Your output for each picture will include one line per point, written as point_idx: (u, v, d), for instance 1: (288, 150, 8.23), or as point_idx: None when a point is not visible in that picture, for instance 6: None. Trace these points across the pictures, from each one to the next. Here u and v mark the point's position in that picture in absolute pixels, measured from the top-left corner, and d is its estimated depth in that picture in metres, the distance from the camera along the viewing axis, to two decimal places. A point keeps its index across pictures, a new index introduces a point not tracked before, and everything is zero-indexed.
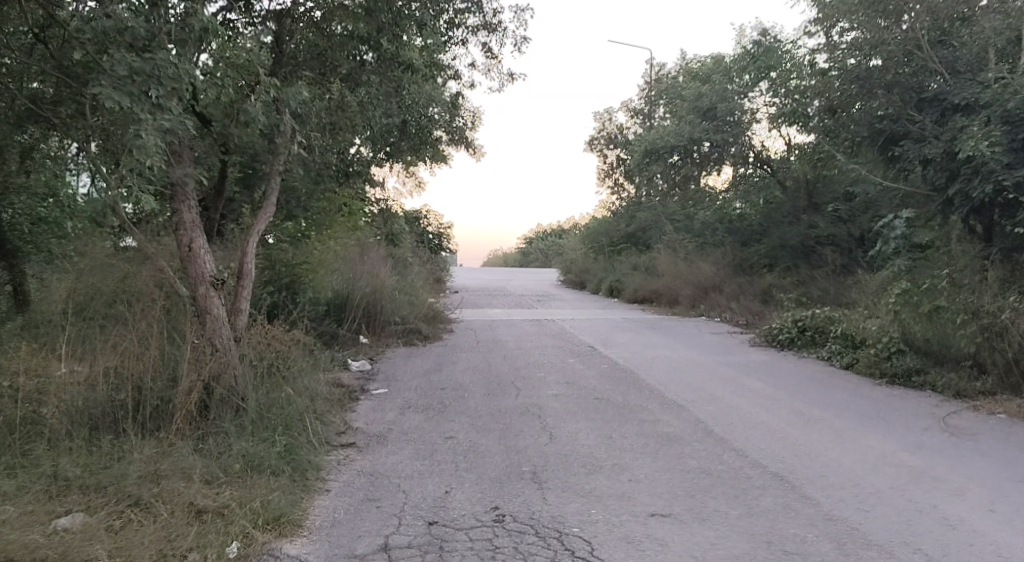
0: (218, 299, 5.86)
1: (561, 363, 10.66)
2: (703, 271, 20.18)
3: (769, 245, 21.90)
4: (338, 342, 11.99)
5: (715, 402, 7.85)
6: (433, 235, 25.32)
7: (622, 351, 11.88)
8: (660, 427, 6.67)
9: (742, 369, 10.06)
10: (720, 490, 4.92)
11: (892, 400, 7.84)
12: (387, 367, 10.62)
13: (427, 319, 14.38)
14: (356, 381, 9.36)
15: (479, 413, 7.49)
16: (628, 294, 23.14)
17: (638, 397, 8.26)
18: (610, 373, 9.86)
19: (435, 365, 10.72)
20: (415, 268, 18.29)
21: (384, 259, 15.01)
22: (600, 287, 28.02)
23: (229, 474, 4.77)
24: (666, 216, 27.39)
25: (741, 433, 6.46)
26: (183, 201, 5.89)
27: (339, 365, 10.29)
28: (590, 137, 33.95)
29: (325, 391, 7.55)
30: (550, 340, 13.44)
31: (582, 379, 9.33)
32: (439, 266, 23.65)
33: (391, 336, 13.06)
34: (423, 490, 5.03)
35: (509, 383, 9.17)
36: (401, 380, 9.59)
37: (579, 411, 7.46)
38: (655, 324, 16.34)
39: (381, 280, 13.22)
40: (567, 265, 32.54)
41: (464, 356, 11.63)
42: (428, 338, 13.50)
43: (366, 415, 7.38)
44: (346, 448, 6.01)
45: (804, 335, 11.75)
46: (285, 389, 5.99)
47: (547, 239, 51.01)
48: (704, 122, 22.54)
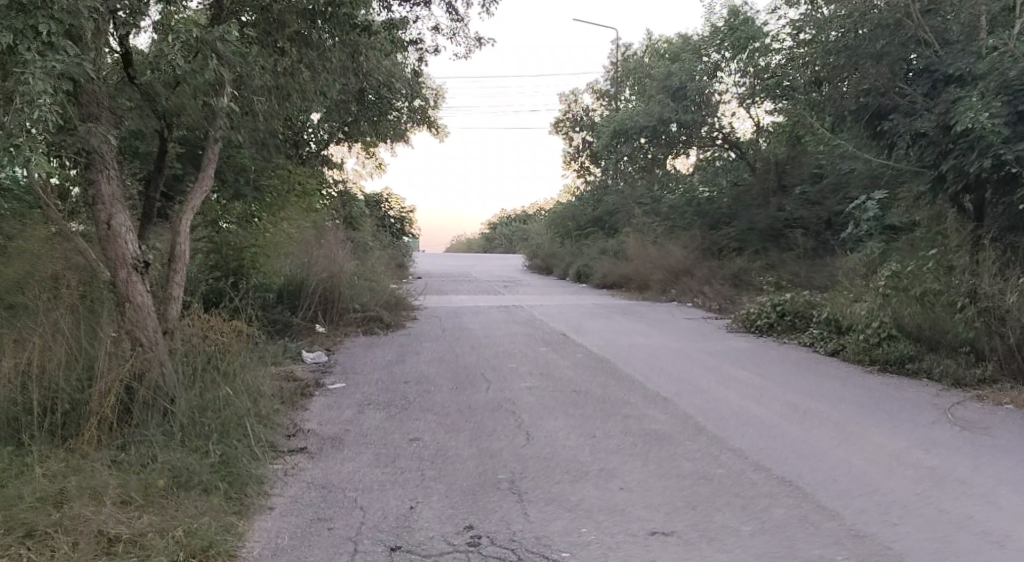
0: (142, 284, 5.03)
1: (534, 353, 10.00)
2: (674, 255, 19.72)
3: (739, 228, 21.55)
4: (292, 331, 11.18)
5: (701, 395, 7.27)
6: (395, 219, 24.48)
7: (597, 339, 11.28)
8: (646, 425, 6.05)
9: (724, 357, 9.53)
10: (725, 501, 4.29)
11: (889, 390, 7.34)
12: (346, 358, 9.85)
13: (389, 307, 13.60)
14: (310, 374, 8.61)
15: (448, 410, 6.79)
16: (596, 279, 22.61)
17: (618, 388, 7.65)
18: (585, 362, 9.26)
19: (398, 356, 9.98)
20: (377, 252, 17.49)
21: (344, 242, 14.19)
22: (567, 272, 27.47)
23: (150, 493, 3.99)
24: (633, 199, 26.95)
25: (735, 429, 5.88)
26: (102, 170, 5.02)
27: (292, 357, 9.50)
28: (556, 119, 33.26)
29: (273, 388, 6.77)
30: (520, 328, 12.78)
31: (556, 371, 8.69)
32: (401, 251, 22.81)
33: (350, 324, 12.26)
34: (384, 507, 4.31)
35: (478, 375, 8.49)
36: (361, 373, 8.83)
37: (557, 407, 6.81)
38: (627, 310, 15.81)
39: (338, 264, 12.41)
40: (532, 250, 31.90)
41: (430, 345, 10.89)
42: (390, 326, 12.73)
43: (321, 414, 6.63)
44: (295, 455, 5.25)
45: (783, 321, 11.24)
46: (223, 387, 5.18)
47: (511, 224, 50.42)
48: (673, 102, 21.95)
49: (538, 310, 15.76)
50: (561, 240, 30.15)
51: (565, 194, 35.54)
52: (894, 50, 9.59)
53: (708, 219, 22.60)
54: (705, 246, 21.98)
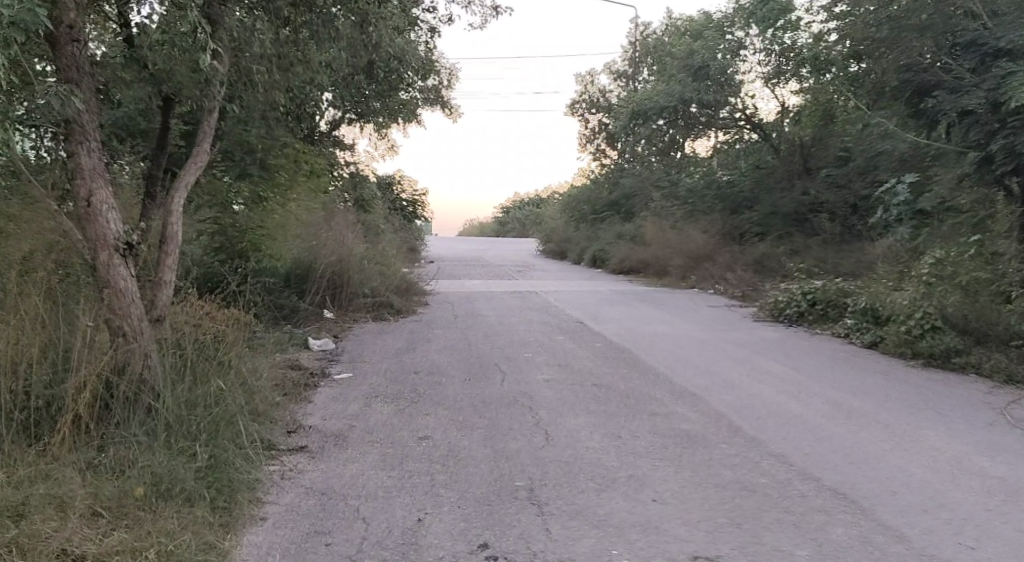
0: (126, 268, 4.57)
1: (551, 342, 9.52)
2: (694, 241, 19.14)
3: (761, 212, 20.91)
4: (299, 317, 10.75)
5: (733, 390, 6.77)
6: (407, 201, 24.02)
7: (616, 328, 10.78)
8: (676, 424, 5.56)
9: (752, 349, 9.01)
10: (774, 517, 3.80)
11: (936, 387, 6.80)
12: (354, 346, 9.39)
13: (400, 292, 13.15)
14: (316, 363, 8.20)
15: (460, 405, 6.31)
16: (612, 264, 22.07)
17: (643, 382, 7.15)
18: (606, 353, 8.76)
19: (409, 344, 9.53)
20: (388, 235, 17.05)
21: (354, 224, 13.75)
22: (582, 257, 26.89)
23: (126, 504, 3.54)
24: (651, 182, 26.34)
25: (774, 431, 5.38)
26: (82, 141, 4.55)
27: (298, 345, 9.07)
28: (572, 100, 32.56)
29: (271, 379, 6.32)
30: (536, 315, 12.29)
31: (575, 361, 8.21)
32: (414, 235, 22.36)
33: (360, 311, 11.82)
34: (389, 518, 3.84)
35: (492, 366, 8.02)
36: (370, 361, 8.40)
37: (577, 403, 6.32)
38: (646, 296, 15.29)
39: (348, 248, 11.97)
40: (547, 234, 31.36)
41: (443, 333, 10.44)
42: (400, 312, 12.28)
43: (325, 407, 6.17)
44: (293, 455, 4.79)
45: (814, 309, 10.73)
46: (215, 381, 4.72)
47: (525, 208, 49.87)
48: (695, 82, 21.48)
49: (553, 296, 15.30)
50: (577, 224, 29.58)
51: (580, 178, 34.91)
52: (939, 21, 8.97)
53: (729, 203, 21.99)
54: (725, 230, 21.36)
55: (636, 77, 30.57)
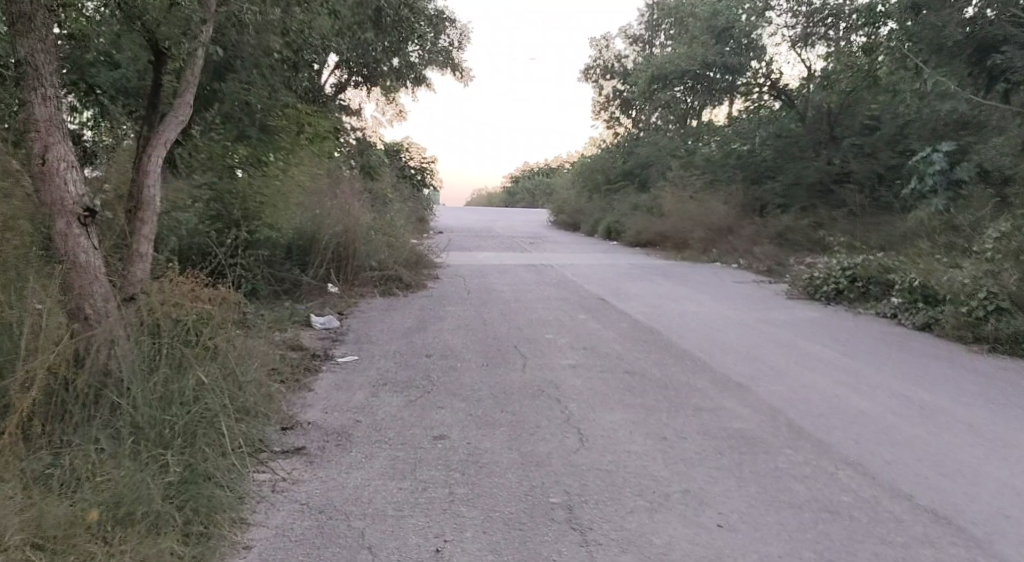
0: (88, 239, 3.87)
1: (572, 321, 8.81)
2: (715, 213, 18.32)
3: (784, 183, 20.05)
4: (302, 292, 10.06)
5: (782, 380, 6.05)
6: (415, 169, 23.23)
7: (641, 305, 10.06)
8: (726, 423, 4.85)
9: (793, 331, 8.28)
10: (873, 551, 3.10)
11: (1011, 378, 6.07)
12: (359, 324, 8.70)
13: (409, 265, 12.44)
14: (319, 344, 7.54)
15: (478, 395, 5.63)
16: (628, 236, 21.27)
17: (679, 369, 6.45)
18: (633, 333, 8.05)
19: (419, 322, 8.85)
20: (396, 204, 16.32)
21: (360, 192, 13.03)
22: (596, 229, 26.09)
23: (75, 534, 2.86)
24: (668, 151, 25.43)
25: (843, 433, 4.67)
26: (36, 87, 3.78)
27: (299, 324, 8.39)
28: (586, 66, 31.49)
29: (266, 365, 5.62)
30: (553, 290, 11.58)
31: (601, 344, 7.51)
32: (422, 204, 21.60)
33: (366, 285, 11.13)
34: (401, 547, 3.15)
35: (511, 349, 7.32)
36: (377, 342, 7.71)
37: (610, 394, 5.62)
38: (666, 270, 14.56)
39: (354, 217, 11.23)
40: (558, 205, 30.52)
41: (456, 310, 9.73)
42: (409, 286, 11.60)
43: (327, 398, 5.48)
44: (288, 460, 4.11)
45: (855, 287, 9.98)
46: (196, 372, 4.02)
47: (534, 178, 48.97)
48: (719, 44, 20.77)
49: (570, 270, 14.57)
50: (589, 194, 28.71)
51: (593, 147, 33.96)
52: None
53: (751, 174, 21.11)
54: (746, 202, 20.51)
55: (653, 41, 29.49)
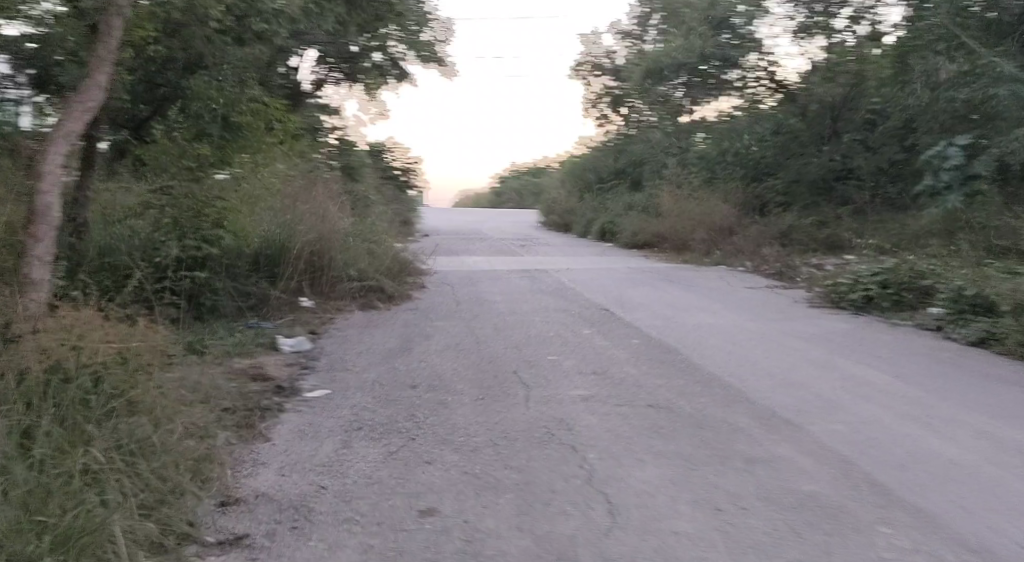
0: None
1: (577, 340, 7.79)
2: (716, 213, 17.36)
3: (785, 180, 19.32)
4: (271, 308, 8.89)
5: (837, 413, 5.05)
6: (399, 170, 22.17)
7: (650, 317, 9.06)
8: (789, 482, 3.84)
9: (827, 346, 7.31)
10: None
11: None
12: (335, 345, 7.63)
13: (391, 275, 11.33)
14: (287, 375, 6.46)
15: (474, 442, 4.58)
16: (623, 238, 20.25)
17: (711, 399, 5.44)
18: (647, 353, 7.05)
19: (403, 342, 7.79)
20: (378, 207, 15.24)
21: (338, 194, 11.94)
22: (588, 230, 25.05)
23: None
24: (662, 148, 24.54)
25: (943, 496, 3.68)
26: None
27: (264, 348, 7.30)
28: (574, 62, 30.49)
29: (208, 417, 4.59)
30: (551, 301, 10.53)
31: (614, 369, 6.48)
32: (407, 206, 20.53)
33: (344, 297, 9.97)
34: None
35: (509, 377, 6.27)
36: (353, 369, 6.64)
37: (634, 438, 4.59)
38: (669, 275, 13.56)
39: (330, 222, 10.11)
40: (547, 206, 29.47)
41: (445, 326, 8.66)
42: (392, 298, 10.47)
43: (288, 452, 4.41)
44: (226, 556, 3.03)
45: (886, 294, 9.06)
46: (86, 456, 3.01)
47: (522, 178, 47.98)
48: (717, 34, 19.37)
49: (566, 276, 13.54)
50: (580, 194, 27.72)
51: (581, 146, 32.95)
52: None
53: (751, 171, 20.24)
54: (747, 200, 19.60)
55: (643, 36, 28.70)
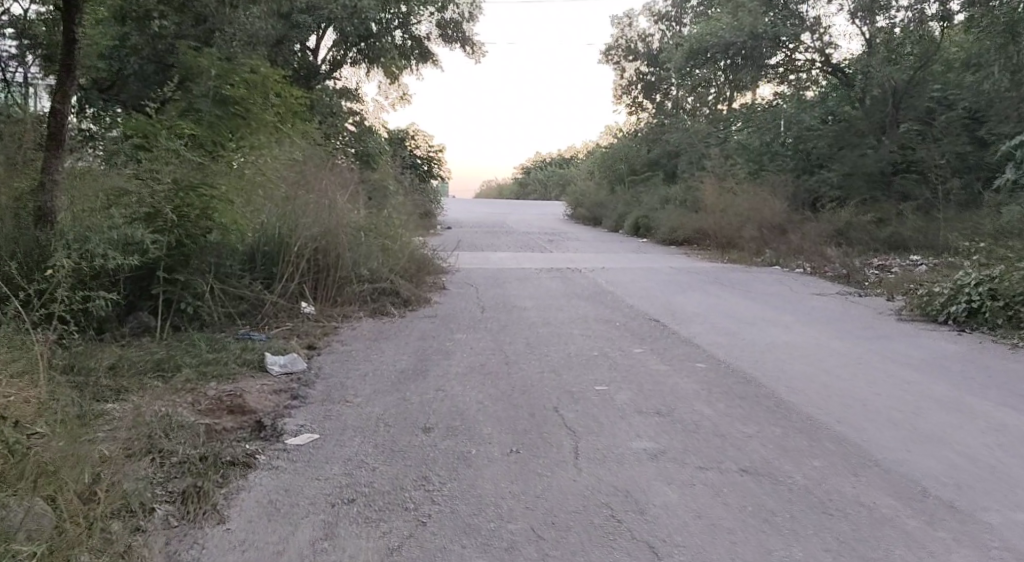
0: None
1: (630, 364, 6.39)
2: (768, 208, 15.82)
3: (840, 172, 17.72)
4: (265, 315, 7.58)
5: (1014, 496, 3.64)
6: (421, 159, 20.88)
7: (710, 331, 7.65)
8: None
9: (946, 379, 5.86)
10: None
11: None
12: (335, 365, 6.30)
13: (406, 276, 10.01)
14: (272, 409, 5.15)
15: (511, 535, 3.23)
16: (661, 233, 18.75)
17: (828, 466, 4.03)
18: (723, 386, 5.64)
19: (419, 361, 6.48)
20: (397, 197, 13.92)
21: (352, 184, 10.64)
22: (620, 224, 23.55)
23: None
24: (701, 138, 23.01)
25: None
26: None
27: (249, 369, 6.02)
28: (607, 45, 28.92)
29: (130, 494, 3.43)
30: (592, 308, 9.14)
31: (683, 408, 5.08)
32: (428, 197, 19.20)
33: (352, 302, 8.61)
34: None
35: (552, 418, 4.89)
36: (354, 401, 5.31)
37: (740, 534, 3.21)
38: (721, 279, 12.07)
39: (339, 215, 8.79)
40: (575, 197, 28.01)
41: (470, 342, 7.31)
42: (408, 304, 9.12)
43: (244, 550, 3.11)
44: None
45: (996, 309, 7.61)
46: None
47: (547, 170, 46.57)
48: (768, 12, 17.71)
49: (604, 278, 12.10)
50: (611, 186, 26.26)
51: (611, 135, 31.35)
52: None
53: (800, 163, 18.66)
54: (797, 194, 18.01)
55: (680, 19, 27.25)
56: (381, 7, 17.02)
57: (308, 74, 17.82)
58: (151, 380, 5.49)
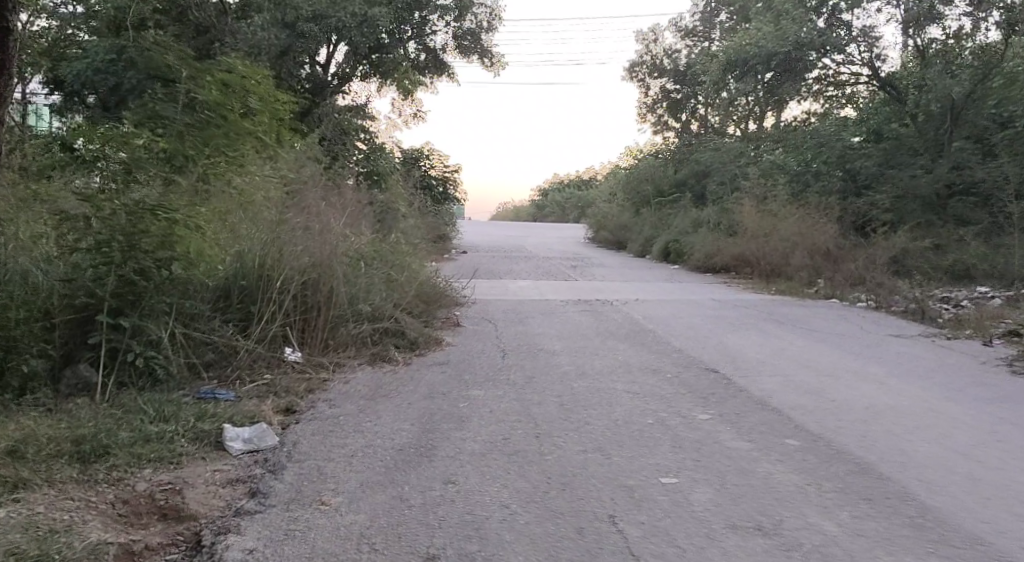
0: None
1: (698, 440, 4.91)
2: (816, 233, 14.33)
3: (891, 194, 16.18)
4: (237, 366, 6.20)
5: None
6: (436, 180, 19.62)
7: (789, 389, 6.13)
8: None
9: None
10: None
11: None
12: (316, 439, 4.87)
13: (415, 311, 8.58)
14: (218, 515, 3.77)
15: None
16: (694, 259, 17.28)
17: None
18: (835, 482, 4.14)
19: (424, 433, 5.03)
20: (408, 220, 12.59)
21: (355, 204, 9.28)
22: (646, 249, 22.13)
23: None
24: (733, 157, 21.60)
25: None
26: None
27: (202, 448, 4.63)
28: (631, 62, 27.69)
29: None
30: (633, 354, 7.68)
31: (792, 523, 3.60)
32: (443, 219, 17.89)
33: (348, 345, 7.18)
34: None
35: (610, 539, 3.42)
36: (331, 501, 3.87)
37: None
38: (775, 314, 10.54)
39: (333, 240, 7.39)
40: (597, 220, 26.65)
41: (488, 402, 5.85)
42: (415, 346, 7.66)
43: None
44: None
45: None
46: None
47: (566, 191, 45.33)
48: (812, 21, 16.31)
49: (639, 311, 10.63)
50: (635, 209, 24.87)
51: (633, 155, 30.06)
52: None
53: (845, 185, 17.17)
54: (844, 218, 16.51)
55: (708, 34, 25.99)
56: (392, 16, 15.84)
57: (315, 88, 16.64)
58: (65, 469, 4.16)
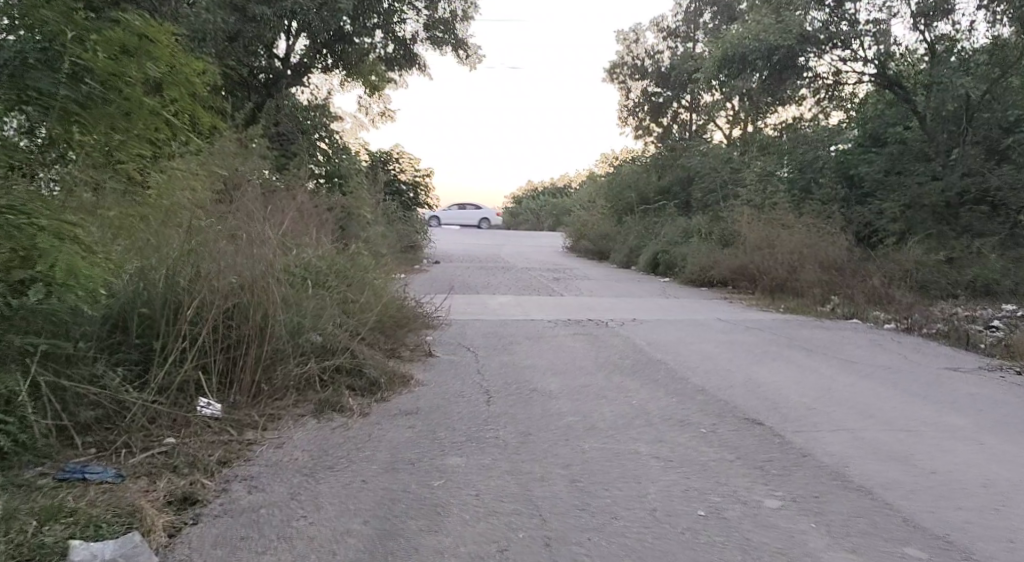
0: None
1: (780, 548, 3.39)
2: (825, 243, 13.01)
3: (898, 202, 14.97)
4: (126, 430, 4.55)
5: None
6: (406, 184, 18.03)
7: (868, 457, 4.63)
8: None
9: None
10: None
11: None
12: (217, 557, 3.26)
13: (378, 341, 6.95)
14: None
15: None
16: (687, 271, 15.89)
17: None
18: None
19: (379, 542, 3.43)
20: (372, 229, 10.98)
21: (305, 208, 7.66)
22: (630, 259, 20.75)
23: None
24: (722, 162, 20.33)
25: None
26: None
27: None
28: (611, 63, 26.42)
29: None
30: (649, 396, 6.16)
31: None
32: (412, 227, 16.30)
33: (287, 391, 5.54)
34: None
35: None
36: None
37: None
38: (797, 339, 9.10)
39: (267, 257, 5.77)
40: (576, 228, 25.24)
41: (473, 479, 4.26)
42: (375, 388, 6.03)
43: None
44: None
45: None
46: None
47: (540, 198, 43.94)
48: (815, 13, 15.07)
49: (641, 336, 9.13)
50: (617, 217, 23.52)
51: (612, 161, 28.78)
52: None
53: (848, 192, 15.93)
54: (848, 227, 15.24)
55: (692, 35, 24.83)
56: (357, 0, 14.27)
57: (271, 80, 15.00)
58: None
